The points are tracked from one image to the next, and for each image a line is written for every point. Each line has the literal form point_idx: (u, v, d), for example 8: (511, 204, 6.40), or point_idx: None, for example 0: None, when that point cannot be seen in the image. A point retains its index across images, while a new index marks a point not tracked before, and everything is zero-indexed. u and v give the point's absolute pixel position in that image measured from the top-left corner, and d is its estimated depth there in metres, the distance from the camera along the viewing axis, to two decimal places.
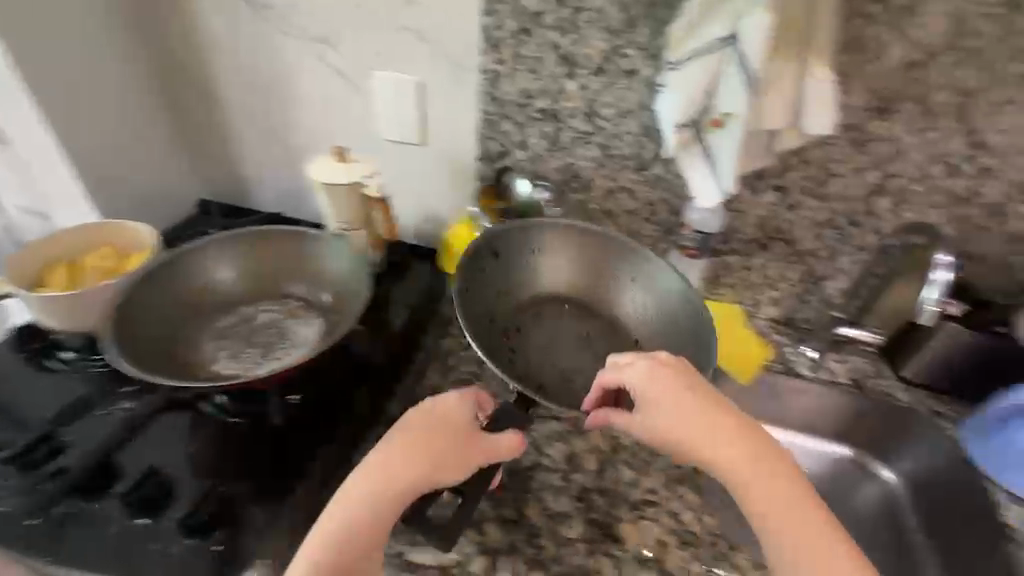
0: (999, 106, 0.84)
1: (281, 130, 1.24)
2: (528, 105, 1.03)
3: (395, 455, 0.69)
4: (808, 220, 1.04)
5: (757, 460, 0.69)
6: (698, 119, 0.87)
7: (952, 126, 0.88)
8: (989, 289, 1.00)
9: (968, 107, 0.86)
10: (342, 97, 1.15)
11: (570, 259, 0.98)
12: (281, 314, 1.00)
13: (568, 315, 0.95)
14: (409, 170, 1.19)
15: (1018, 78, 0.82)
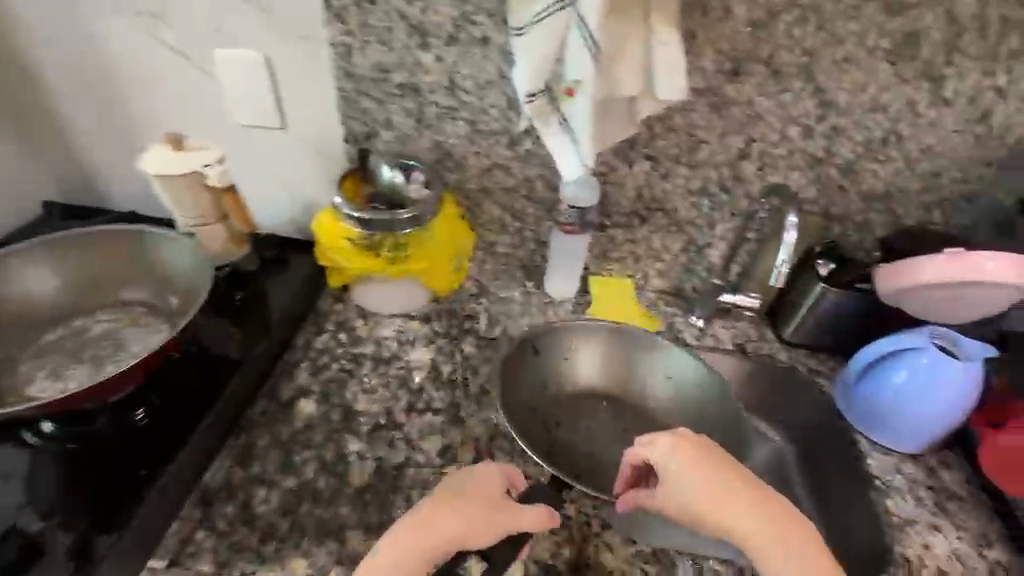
0: (837, 63, 0.86)
1: (119, 121, 1.10)
2: (386, 80, 0.96)
3: (440, 512, 0.69)
4: (681, 188, 1.03)
5: (761, 518, 0.70)
6: (553, 86, 0.83)
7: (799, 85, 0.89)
8: (852, 246, 1.03)
9: (810, 65, 0.87)
10: (184, 81, 1.03)
11: (599, 358, 0.98)
12: (117, 321, 0.93)
13: (608, 410, 0.96)
14: (270, 159, 1.09)
15: (851, 37, 0.84)
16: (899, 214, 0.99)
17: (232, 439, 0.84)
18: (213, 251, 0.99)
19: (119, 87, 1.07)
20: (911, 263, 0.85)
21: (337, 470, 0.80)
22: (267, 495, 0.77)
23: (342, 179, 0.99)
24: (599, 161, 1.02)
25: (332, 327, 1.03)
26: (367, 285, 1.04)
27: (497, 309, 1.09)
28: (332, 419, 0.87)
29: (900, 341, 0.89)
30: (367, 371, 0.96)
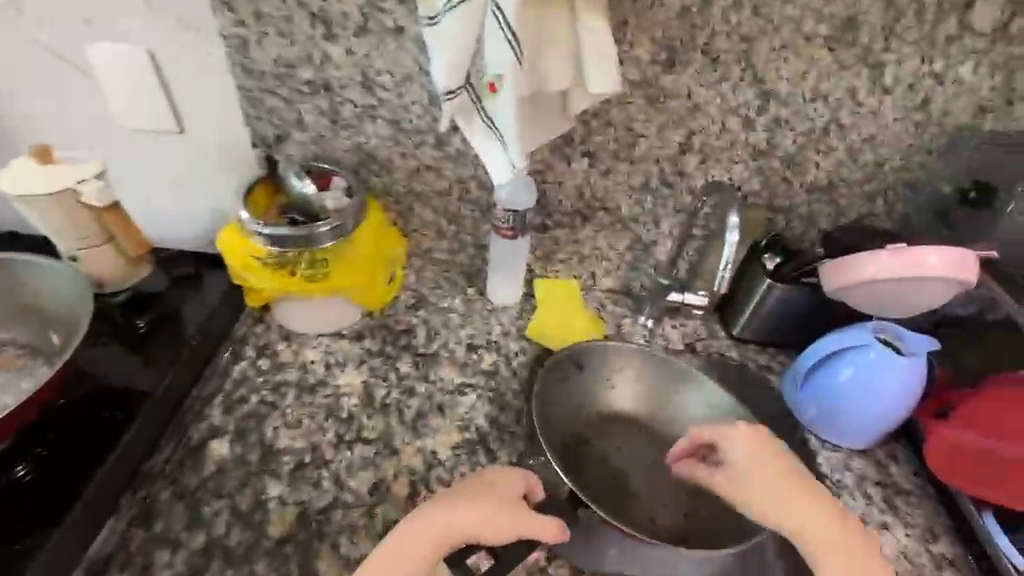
0: (773, 53, 0.82)
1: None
2: (291, 76, 0.86)
3: (457, 500, 0.71)
4: (623, 185, 0.97)
5: (817, 515, 0.70)
6: (474, 82, 0.75)
7: (736, 76, 0.84)
8: (798, 239, 1.00)
9: (749, 53, 0.82)
10: (54, 80, 0.89)
11: (637, 382, 0.95)
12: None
13: (642, 435, 0.93)
14: (170, 166, 0.96)
15: (788, 22, 0.80)
16: (842, 205, 0.96)
17: (130, 495, 0.75)
18: (104, 275, 0.88)
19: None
20: (851, 261, 0.83)
21: (254, 522, 0.72)
22: (171, 558, 0.69)
23: (254, 187, 0.91)
24: (536, 159, 0.95)
25: (251, 353, 0.93)
26: (287, 306, 0.94)
27: (435, 321, 1.02)
28: (248, 461, 0.78)
29: (842, 338, 0.88)
30: (290, 402, 0.87)
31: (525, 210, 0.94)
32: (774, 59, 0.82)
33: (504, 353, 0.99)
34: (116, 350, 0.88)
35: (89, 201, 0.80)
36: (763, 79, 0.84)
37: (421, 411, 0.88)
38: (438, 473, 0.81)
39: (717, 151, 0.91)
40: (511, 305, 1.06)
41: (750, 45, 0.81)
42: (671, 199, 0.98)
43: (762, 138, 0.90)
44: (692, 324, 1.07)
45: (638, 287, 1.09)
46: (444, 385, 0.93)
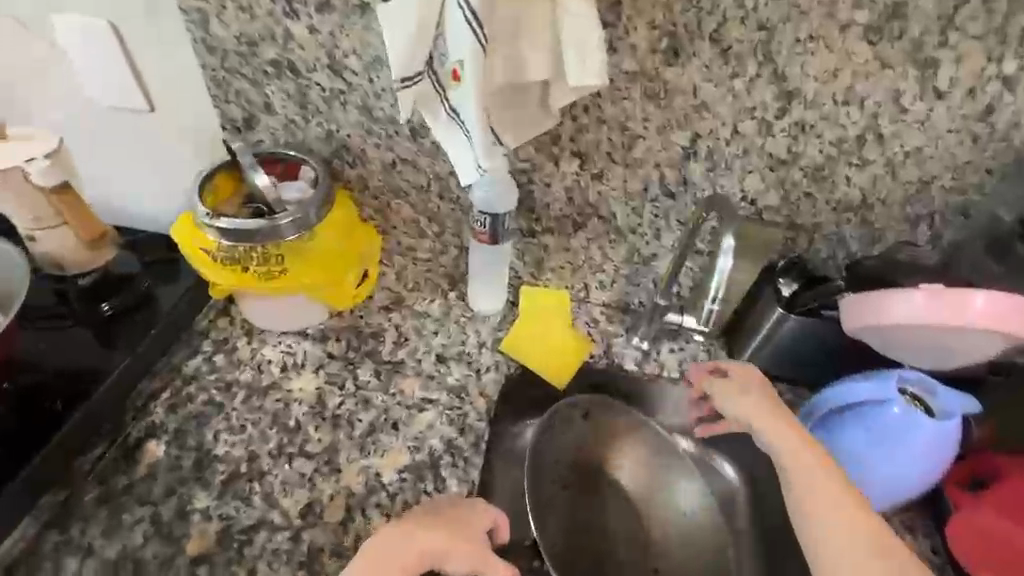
0: (796, 45, 0.69)
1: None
2: (254, 56, 0.79)
3: (419, 528, 0.66)
4: (619, 191, 0.85)
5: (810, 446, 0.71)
6: (436, 67, 0.66)
7: (751, 71, 0.71)
8: (822, 263, 0.86)
9: (768, 44, 0.69)
10: (24, 51, 0.86)
11: (640, 452, 0.89)
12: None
13: (615, 504, 0.87)
14: (143, 147, 0.93)
15: (818, 7, 0.66)
16: (878, 226, 0.82)
17: (52, 494, 0.71)
18: (62, 256, 0.85)
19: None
20: (879, 299, 0.69)
21: (171, 535, 0.68)
22: (79, 567, 0.66)
23: (216, 175, 0.84)
24: (521, 156, 0.84)
25: (208, 347, 0.88)
26: (246, 302, 0.88)
27: (407, 326, 0.94)
28: (180, 467, 0.74)
29: (859, 389, 0.75)
30: (237, 404, 0.81)
31: (502, 212, 0.84)
32: (797, 53, 0.69)
33: (475, 368, 0.90)
34: (72, 334, 0.85)
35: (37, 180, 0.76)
36: (784, 76, 0.71)
37: (373, 426, 0.81)
38: (378, 499, 0.74)
39: (728, 158, 0.79)
40: (492, 314, 0.96)
41: (769, 35, 0.68)
42: (675, 208, 0.85)
43: (783, 146, 0.76)
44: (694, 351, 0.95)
45: (635, 304, 0.97)
46: (404, 399, 0.85)
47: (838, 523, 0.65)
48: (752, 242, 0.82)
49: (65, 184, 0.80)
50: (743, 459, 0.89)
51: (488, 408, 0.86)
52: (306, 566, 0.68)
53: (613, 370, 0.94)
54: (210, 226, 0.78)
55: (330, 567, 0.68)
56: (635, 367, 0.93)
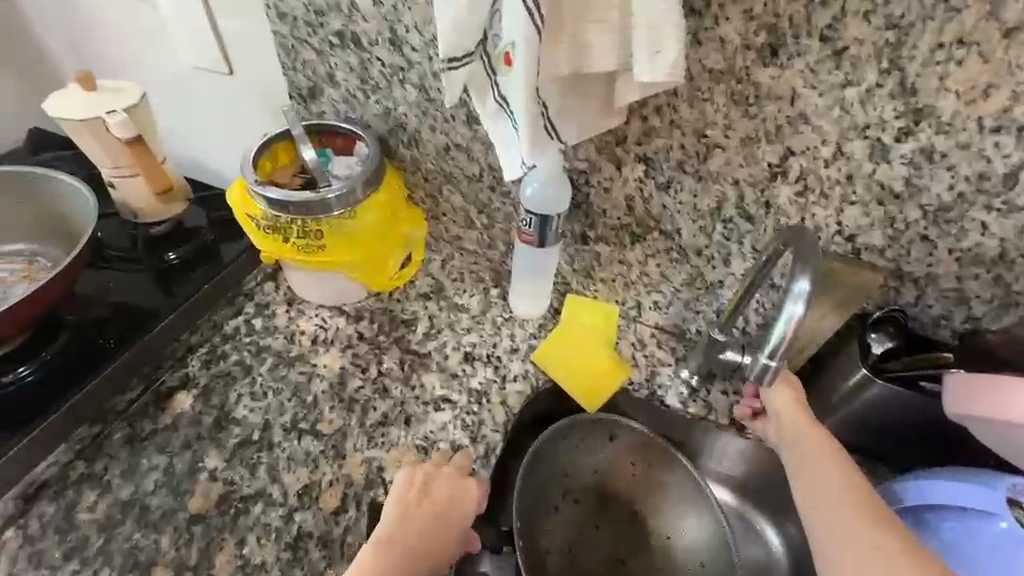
0: (937, 53, 0.54)
1: (76, 40, 1.02)
2: (321, 25, 0.78)
3: (416, 522, 0.66)
4: (687, 206, 0.74)
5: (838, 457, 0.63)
6: (489, 49, 0.60)
7: (871, 80, 0.58)
8: (932, 322, 0.71)
9: (899, 49, 0.55)
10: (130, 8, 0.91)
11: (664, 484, 0.83)
12: (18, 270, 0.87)
13: (627, 528, 0.83)
14: (223, 108, 0.96)
15: (976, 3, 0.51)
16: (1016, 289, 0.65)
17: (86, 428, 0.76)
18: (138, 207, 0.91)
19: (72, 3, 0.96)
20: (1010, 387, 0.55)
21: (181, 488, 0.71)
22: (95, 502, 0.70)
23: (275, 143, 0.84)
24: (580, 155, 0.76)
25: (250, 310, 0.89)
26: (290, 273, 0.88)
27: (441, 318, 0.90)
28: (201, 423, 0.76)
29: (950, 489, 0.60)
30: (263, 370, 0.82)
31: (553, 214, 0.76)
32: (937, 63, 0.55)
33: (502, 375, 0.84)
34: (137, 278, 0.90)
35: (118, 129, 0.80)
36: (914, 89, 0.57)
37: (386, 418, 0.79)
38: (374, 494, 0.72)
39: (827, 182, 0.65)
40: (531, 320, 0.89)
41: (902, 37, 0.55)
42: (754, 235, 0.73)
43: (902, 176, 0.62)
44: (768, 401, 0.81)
45: (691, 333, 0.86)
46: (423, 395, 0.82)
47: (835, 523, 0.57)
48: (844, 285, 0.68)
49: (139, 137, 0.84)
50: (787, 528, 0.81)
51: (507, 419, 0.80)
52: (291, 549, 0.67)
53: (653, 402, 0.84)
54: (259, 194, 0.78)
55: (314, 555, 0.67)
56: (679, 403, 0.83)
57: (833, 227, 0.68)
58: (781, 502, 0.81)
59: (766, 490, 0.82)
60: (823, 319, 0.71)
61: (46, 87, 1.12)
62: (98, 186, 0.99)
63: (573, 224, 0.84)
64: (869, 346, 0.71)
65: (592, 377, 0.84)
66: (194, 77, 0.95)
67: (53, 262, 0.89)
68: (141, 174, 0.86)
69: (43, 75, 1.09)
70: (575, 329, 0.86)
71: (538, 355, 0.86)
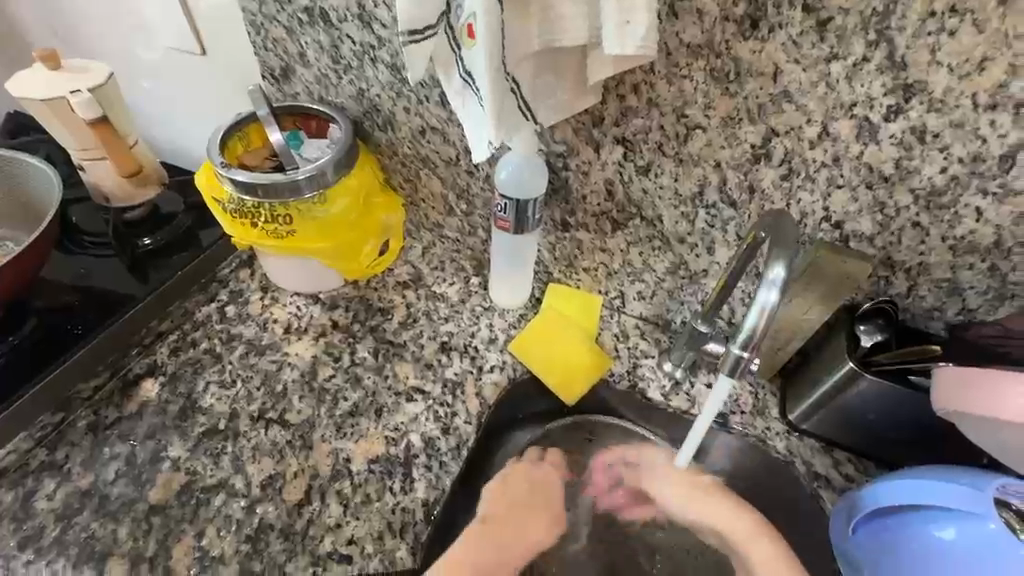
0: (929, 23, 0.50)
1: (48, 15, 0.99)
2: (289, 1, 0.75)
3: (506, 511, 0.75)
4: (669, 191, 0.71)
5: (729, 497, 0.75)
6: (453, 21, 0.56)
7: (858, 53, 0.54)
8: (924, 314, 0.67)
9: (887, 18, 0.51)
10: None
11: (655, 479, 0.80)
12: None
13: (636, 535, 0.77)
14: (197, 88, 0.94)
15: None
16: (1012, 280, 0.61)
17: (48, 415, 0.74)
18: (108, 190, 0.88)
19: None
20: (998, 380, 0.52)
21: (143, 477, 0.69)
22: (53, 491, 0.68)
23: (246, 125, 0.82)
24: (557, 137, 0.73)
25: (223, 297, 0.87)
26: (264, 261, 0.86)
27: (418, 307, 0.87)
28: (166, 412, 0.75)
29: (945, 489, 0.56)
30: (233, 358, 0.81)
31: (530, 198, 0.73)
32: (927, 34, 0.51)
33: (478, 365, 0.82)
34: (109, 265, 0.88)
35: (81, 110, 0.78)
36: (905, 62, 0.53)
37: (357, 409, 0.77)
38: (340, 486, 0.70)
39: (816, 165, 0.62)
40: (512, 310, 0.87)
41: (890, 5, 0.51)
42: (740, 221, 0.69)
43: (891, 157, 0.58)
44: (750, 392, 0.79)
45: (675, 324, 0.83)
46: (398, 386, 0.79)
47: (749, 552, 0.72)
48: (832, 275, 0.64)
49: (105, 118, 0.81)
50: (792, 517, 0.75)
51: (481, 411, 0.78)
52: (251, 541, 0.66)
53: (635, 396, 0.81)
54: (225, 177, 0.75)
55: (275, 548, 0.65)
56: (661, 397, 0.80)
57: (821, 212, 0.64)
58: (779, 490, 0.75)
59: (762, 480, 0.77)
60: (806, 311, 0.68)
61: (22, 64, 1.09)
62: (73, 170, 0.97)
63: (553, 211, 0.80)
64: (857, 339, 0.67)
65: (574, 373, 0.81)
66: (166, 58, 0.92)
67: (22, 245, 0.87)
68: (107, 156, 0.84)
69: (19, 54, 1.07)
70: (551, 318, 0.84)
71: (516, 346, 0.83)
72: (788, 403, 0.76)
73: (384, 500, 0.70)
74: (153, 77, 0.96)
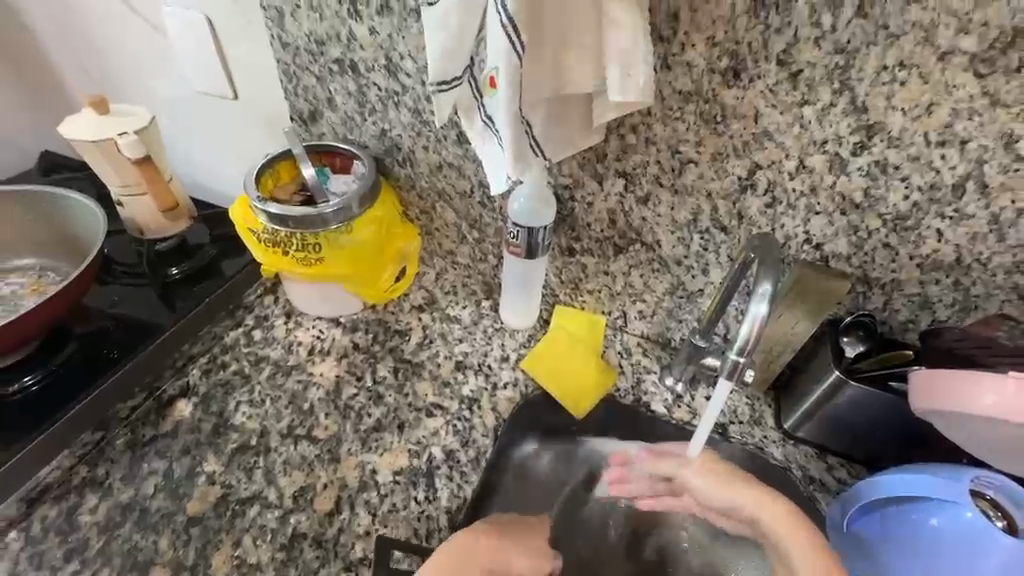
0: (880, 75, 0.60)
1: (78, 51, 1.06)
2: (322, 54, 0.84)
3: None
4: (666, 218, 0.79)
5: (743, 486, 0.70)
6: (476, 73, 0.65)
7: (825, 100, 0.63)
8: (900, 326, 0.74)
9: (845, 68, 0.60)
10: (143, 39, 0.98)
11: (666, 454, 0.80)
12: (26, 285, 0.91)
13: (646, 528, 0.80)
14: (227, 129, 1.02)
15: (914, 30, 0.57)
16: (975, 292, 0.69)
17: (88, 434, 0.79)
18: (145, 224, 0.95)
19: (80, 23, 1.01)
20: (966, 378, 0.58)
21: (180, 492, 0.74)
22: (96, 505, 0.73)
23: (278, 162, 0.89)
24: (563, 172, 0.81)
25: (249, 322, 0.93)
26: (289, 287, 0.92)
27: (434, 329, 0.93)
28: (200, 430, 0.79)
29: (932, 483, 0.61)
30: (261, 379, 0.85)
31: (541, 227, 0.80)
32: (881, 84, 0.60)
33: (492, 382, 0.87)
34: (142, 292, 0.93)
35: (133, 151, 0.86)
36: (864, 106, 0.62)
37: (380, 424, 0.82)
38: (368, 496, 0.75)
39: (796, 193, 0.70)
40: (522, 330, 0.93)
41: (849, 60, 0.60)
42: (730, 243, 0.77)
43: (860, 186, 0.67)
44: (747, 403, 0.85)
45: (675, 341, 0.89)
46: (418, 402, 0.84)
47: (779, 538, 0.66)
48: (816, 290, 0.72)
49: (148, 158, 0.89)
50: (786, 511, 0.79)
51: (497, 424, 0.83)
52: (286, 549, 0.70)
53: (640, 409, 0.86)
54: (260, 209, 0.82)
55: (308, 555, 0.70)
56: (664, 408, 0.86)
57: (802, 235, 0.72)
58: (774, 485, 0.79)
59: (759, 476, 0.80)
60: (793, 325, 0.75)
61: (39, 79, 1.13)
62: (108, 205, 1.04)
63: (561, 237, 0.87)
64: (843, 350, 0.74)
65: (584, 387, 0.86)
66: (201, 103, 1.00)
67: (60, 274, 0.92)
68: (147, 191, 0.91)
69: (46, 80, 1.13)
70: (559, 334, 0.90)
71: (528, 362, 0.89)
72: (782, 412, 0.82)
73: (407, 506, 0.74)
74: (187, 120, 1.04)
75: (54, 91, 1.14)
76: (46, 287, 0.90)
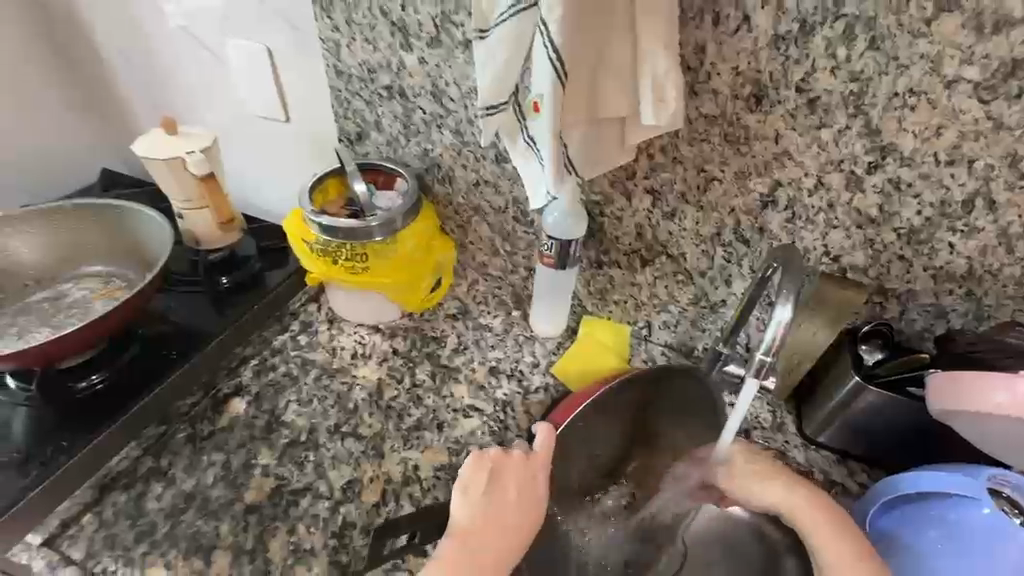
0: (892, 101, 0.65)
1: (140, 74, 1.15)
2: (372, 80, 0.91)
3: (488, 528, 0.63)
4: (690, 232, 0.84)
5: (770, 479, 0.71)
6: (520, 98, 0.71)
7: (841, 122, 0.69)
8: (916, 335, 0.79)
9: (860, 95, 0.66)
10: (205, 67, 1.07)
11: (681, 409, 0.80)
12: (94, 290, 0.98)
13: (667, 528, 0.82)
14: (277, 149, 1.10)
15: (920, 62, 0.63)
16: (987, 303, 0.73)
17: (152, 427, 0.85)
18: (199, 234, 1.01)
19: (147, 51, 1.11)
20: (984, 379, 0.62)
21: (238, 481, 0.79)
22: (161, 493, 0.78)
23: (326, 179, 0.96)
24: (594, 189, 0.87)
25: (296, 327, 0.99)
26: (335, 295, 0.99)
27: (468, 336, 0.99)
28: (254, 425, 0.85)
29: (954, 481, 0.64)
30: (309, 380, 0.91)
31: (575, 239, 0.86)
32: (892, 110, 0.66)
33: (524, 387, 0.92)
34: (197, 298, 1.00)
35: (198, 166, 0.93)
36: (877, 128, 0.67)
37: (421, 423, 0.87)
38: (411, 490, 0.79)
39: (815, 208, 0.75)
40: (552, 338, 0.98)
41: (862, 87, 0.66)
42: (751, 256, 0.82)
43: (873, 203, 0.72)
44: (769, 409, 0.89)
45: (698, 349, 0.94)
46: (455, 404, 0.89)
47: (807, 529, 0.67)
48: (835, 298, 0.76)
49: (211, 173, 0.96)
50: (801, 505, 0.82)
51: (529, 426, 0.88)
52: (337, 537, 0.74)
53: None
54: (314, 222, 0.89)
55: (357, 543, 0.74)
56: None
57: (821, 247, 0.77)
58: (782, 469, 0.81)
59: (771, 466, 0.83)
60: (815, 334, 0.78)
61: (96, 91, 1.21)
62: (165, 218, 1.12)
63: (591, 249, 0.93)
64: (863, 359, 0.78)
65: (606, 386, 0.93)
66: (254, 124, 1.08)
67: (124, 280, 0.99)
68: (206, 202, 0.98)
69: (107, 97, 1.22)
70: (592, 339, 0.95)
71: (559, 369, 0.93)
72: (804, 418, 0.86)
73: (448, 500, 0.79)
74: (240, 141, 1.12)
75: (102, 96, 1.22)
76: (112, 292, 0.97)
